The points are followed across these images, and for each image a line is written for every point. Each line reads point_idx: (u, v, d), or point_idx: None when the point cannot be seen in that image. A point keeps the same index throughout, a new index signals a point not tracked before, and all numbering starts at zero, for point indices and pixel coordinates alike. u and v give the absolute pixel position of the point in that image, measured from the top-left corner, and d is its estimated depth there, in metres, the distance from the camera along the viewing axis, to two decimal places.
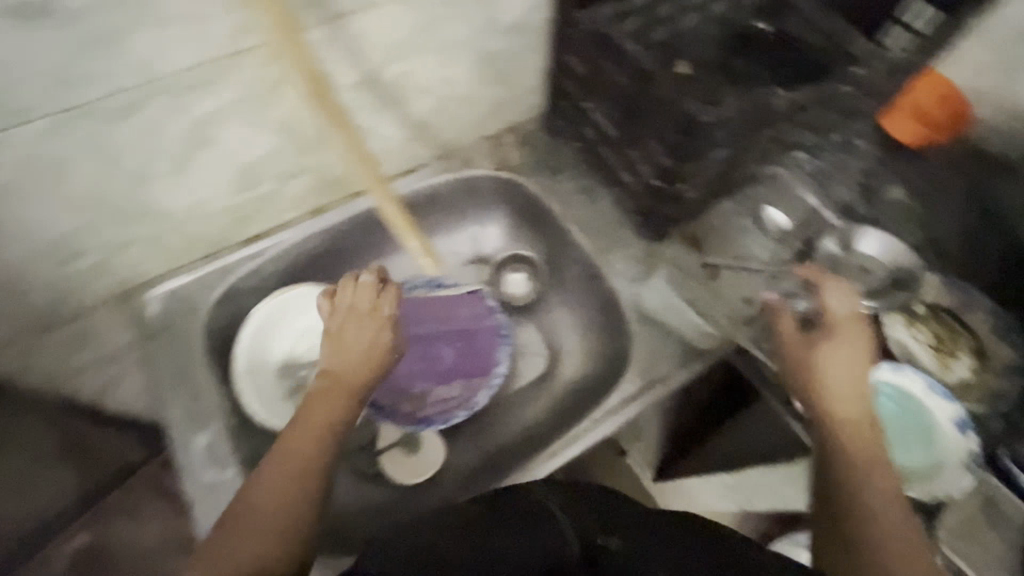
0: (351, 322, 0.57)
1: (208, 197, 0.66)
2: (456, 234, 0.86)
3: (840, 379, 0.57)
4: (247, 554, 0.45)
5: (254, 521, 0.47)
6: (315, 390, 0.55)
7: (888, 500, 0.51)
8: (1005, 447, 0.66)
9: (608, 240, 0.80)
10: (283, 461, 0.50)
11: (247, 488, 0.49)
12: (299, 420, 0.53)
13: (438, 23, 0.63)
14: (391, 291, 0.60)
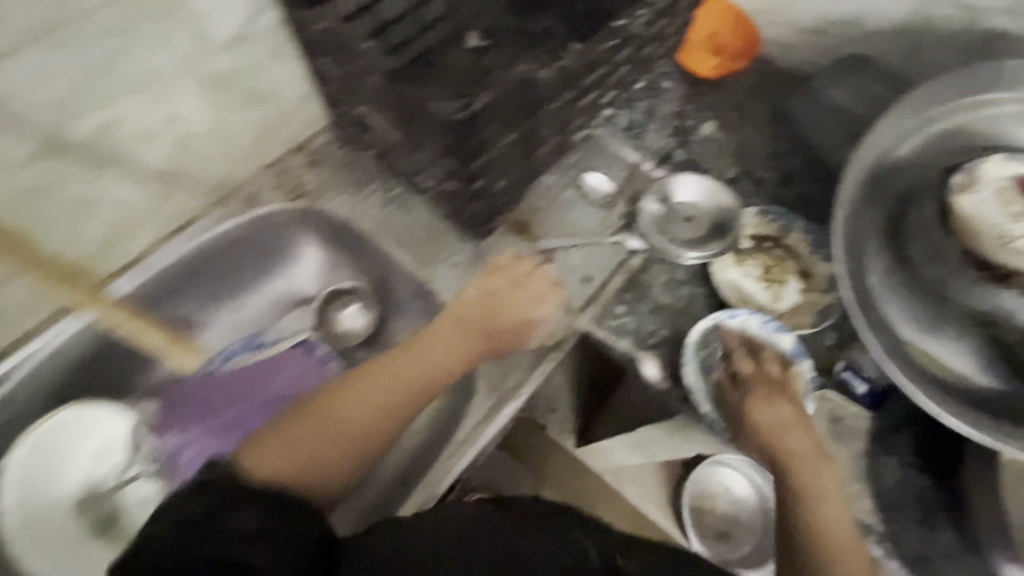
0: (524, 290, 0.67)
1: None
2: (266, 285, 0.75)
3: (782, 415, 0.61)
4: (349, 445, 0.54)
5: (356, 421, 0.55)
6: (474, 313, 0.65)
7: (838, 522, 0.55)
8: (841, 359, 0.67)
9: (428, 252, 0.72)
10: (390, 382, 0.58)
11: (355, 382, 0.57)
12: (422, 348, 0.61)
13: (115, 62, 0.51)
14: (558, 286, 0.68)
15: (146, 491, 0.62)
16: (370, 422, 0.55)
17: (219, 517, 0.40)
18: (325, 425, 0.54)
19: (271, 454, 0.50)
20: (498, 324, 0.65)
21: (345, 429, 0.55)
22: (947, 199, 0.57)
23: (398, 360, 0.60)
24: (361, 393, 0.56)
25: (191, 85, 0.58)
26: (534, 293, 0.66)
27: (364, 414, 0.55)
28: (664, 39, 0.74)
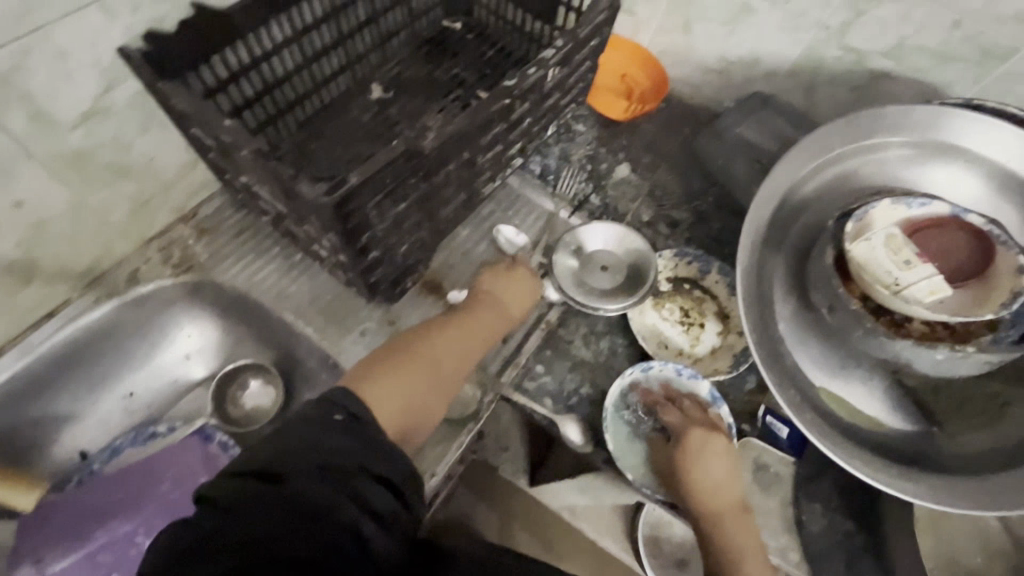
0: (498, 284, 0.67)
1: None
2: (142, 366, 0.69)
3: (718, 475, 0.57)
4: (433, 397, 0.55)
5: (450, 376, 0.58)
6: (505, 302, 0.66)
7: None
8: (763, 403, 0.66)
9: (334, 322, 0.67)
10: (463, 341, 0.61)
11: (446, 337, 0.60)
12: (490, 310, 0.64)
13: None
14: (531, 286, 0.68)
15: None
16: (455, 376, 0.59)
17: (359, 482, 0.37)
18: (426, 372, 0.56)
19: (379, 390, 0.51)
20: (517, 306, 0.66)
21: (441, 383, 0.57)
22: (842, 248, 0.58)
23: (472, 321, 0.63)
24: (454, 346, 0.60)
25: (36, 166, 0.52)
26: (518, 293, 0.67)
27: (455, 371, 0.59)
28: (566, 89, 0.73)
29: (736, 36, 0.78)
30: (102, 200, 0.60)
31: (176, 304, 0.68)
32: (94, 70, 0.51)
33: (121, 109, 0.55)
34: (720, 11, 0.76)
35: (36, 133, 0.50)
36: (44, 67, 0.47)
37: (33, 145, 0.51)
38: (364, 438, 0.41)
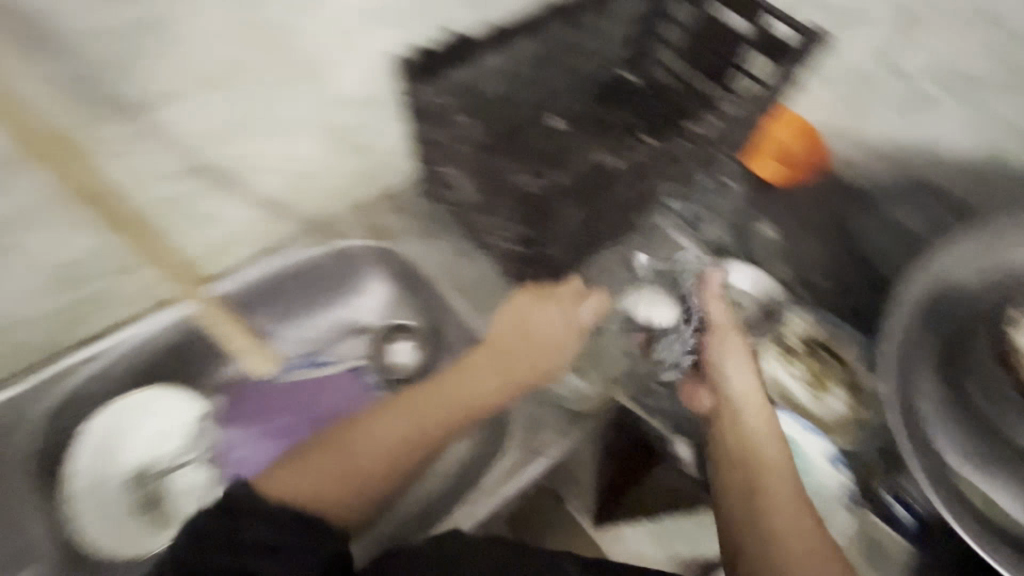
0: (536, 314, 0.69)
1: (16, 305, 0.59)
2: (332, 309, 0.81)
3: (743, 387, 0.66)
4: (351, 484, 0.53)
5: (378, 461, 0.55)
6: (485, 370, 0.65)
7: (784, 490, 0.56)
8: (884, 485, 0.64)
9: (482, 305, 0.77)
10: (407, 426, 0.57)
11: (383, 420, 0.57)
12: (458, 386, 0.62)
13: (261, 100, 0.61)
14: (581, 311, 0.69)
15: (185, 481, 0.68)
16: (389, 459, 0.56)
17: (238, 536, 0.46)
18: (339, 458, 0.54)
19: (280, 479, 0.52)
20: (499, 371, 0.65)
21: (362, 467, 0.54)
22: (1010, 337, 0.60)
23: (429, 394, 0.61)
24: (393, 429, 0.57)
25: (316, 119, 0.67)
26: (554, 325, 0.69)
27: (388, 456, 0.56)
28: (732, 143, 0.79)
29: (918, 117, 0.77)
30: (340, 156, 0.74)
31: (359, 264, 0.81)
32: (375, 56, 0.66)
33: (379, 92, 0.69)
34: (899, 99, 0.78)
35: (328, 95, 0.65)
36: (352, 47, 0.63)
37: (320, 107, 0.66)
38: (239, 511, 0.47)
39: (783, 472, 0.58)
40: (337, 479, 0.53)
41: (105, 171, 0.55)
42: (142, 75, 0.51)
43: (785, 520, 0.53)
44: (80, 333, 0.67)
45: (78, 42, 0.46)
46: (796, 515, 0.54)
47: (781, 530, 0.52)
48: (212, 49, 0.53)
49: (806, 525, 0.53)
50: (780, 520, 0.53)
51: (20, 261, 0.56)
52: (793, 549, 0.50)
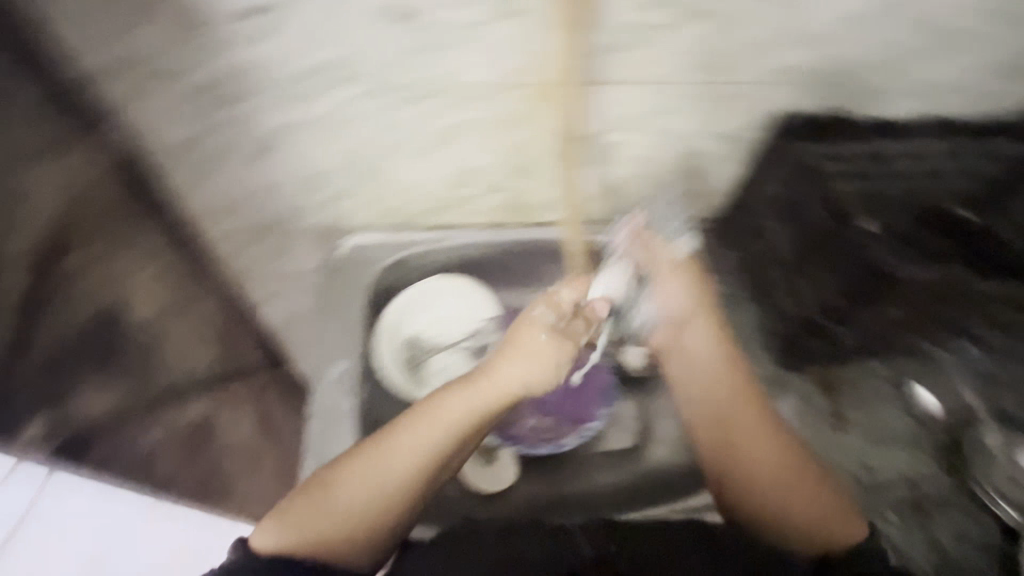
0: (505, 362, 0.63)
1: (421, 181, 0.78)
2: None
3: (677, 312, 0.71)
4: (357, 520, 0.60)
5: (360, 509, 0.61)
6: (457, 404, 0.63)
7: (750, 428, 0.65)
8: None
9: None
10: (378, 471, 0.61)
11: (359, 468, 0.62)
12: (425, 432, 0.62)
13: (671, 108, 0.71)
14: (563, 341, 0.63)
15: (438, 362, 0.84)
16: (370, 506, 0.61)
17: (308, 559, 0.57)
18: (335, 509, 0.60)
19: (290, 529, 0.59)
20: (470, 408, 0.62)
21: (363, 507, 0.61)
22: None
23: (408, 434, 0.62)
24: (371, 474, 0.61)
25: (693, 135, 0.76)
26: (530, 363, 0.63)
27: (369, 503, 0.61)
28: None
29: None
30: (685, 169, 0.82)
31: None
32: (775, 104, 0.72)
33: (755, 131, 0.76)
34: None
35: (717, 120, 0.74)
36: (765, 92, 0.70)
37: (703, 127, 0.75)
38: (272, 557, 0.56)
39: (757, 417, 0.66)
40: (340, 518, 0.60)
41: (543, 119, 0.69)
42: (617, 64, 0.63)
43: (748, 448, 0.64)
44: (435, 220, 0.85)
45: (596, 31, 0.58)
46: (754, 446, 0.64)
47: (733, 449, 0.65)
48: (673, 61, 0.64)
49: (764, 448, 0.64)
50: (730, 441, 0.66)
51: (449, 152, 0.73)
52: (756, 470, 0.64)
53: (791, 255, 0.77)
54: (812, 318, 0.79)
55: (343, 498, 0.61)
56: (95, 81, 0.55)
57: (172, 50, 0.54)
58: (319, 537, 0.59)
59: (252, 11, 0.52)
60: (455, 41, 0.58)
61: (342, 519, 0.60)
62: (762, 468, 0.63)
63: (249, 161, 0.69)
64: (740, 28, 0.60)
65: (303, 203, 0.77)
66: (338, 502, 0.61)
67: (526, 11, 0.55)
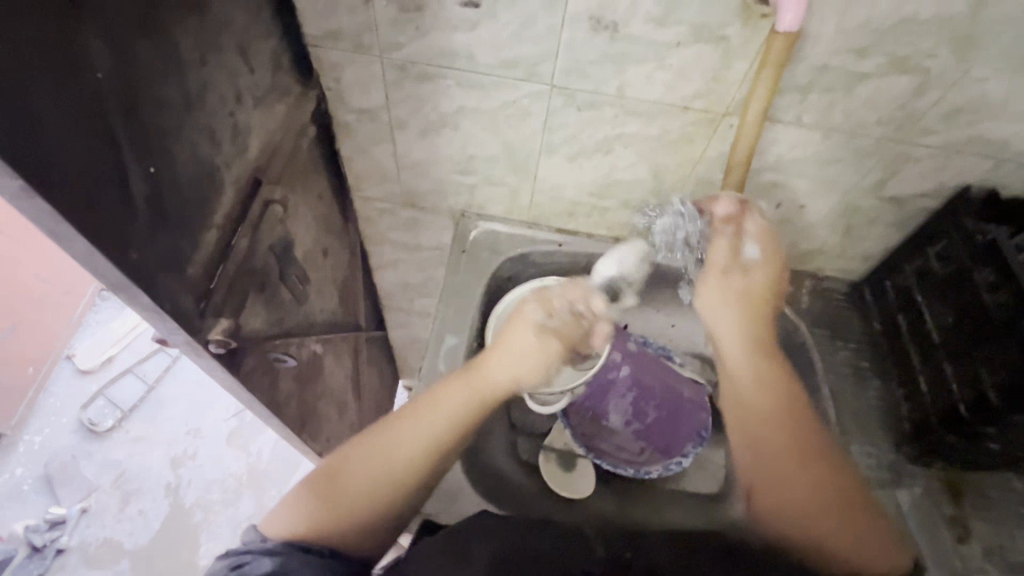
0: (496, 358, 0.59)
1: (562, 184, 0.80)
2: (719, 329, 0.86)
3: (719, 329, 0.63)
4: (360, 508, 0.53)
5: (366, 496, 0.53)
6: (463, 395, 0.57)
7: (773, 414, 0.57)
8: None
9: (858, 429, 0.76)
10: (381, 458, 0.54)
11: (362, 455, 0.55)
12: (424, 422, 0.56)
13: (838, 158, 0.68)
14: (553, 340, 0.59)
15: None
16: (374, 496, 0.53)
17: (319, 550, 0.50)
18: (332, 494, 0.53)
19: (288, 518, 0.52)
20: (467, 400, 0.57)
21: (365, 495, 0.53)
22: None
23: (412, 423, 0.56)
24: (374, 464, 0.54)
25: (853, 190, 0.73)
26: (524, 361, 0.59)
27: (374, 494, 0.53)
28: None
29: None
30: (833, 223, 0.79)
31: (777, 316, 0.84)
32: (955, 174, 0.67)
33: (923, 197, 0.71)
34: None
35: (884, 179, 0.70)
36: (946, 159, 0.65)
37: (866, 184, 0.71)
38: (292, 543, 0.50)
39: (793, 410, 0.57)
40: (340, 506, 0.52)
41: (702, 146, 0.69)
42: (798, 103, 0.62)
43: (779, 437, 0.55)
44: (564, 224, 0.89)
45: (791, 68, 0.58)
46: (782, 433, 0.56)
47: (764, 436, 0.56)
48: (860, 109, 0.62)
49: (796, 442, 0.55)
50: (763, 430, 0.56)
51: (599, 161, 0.75)
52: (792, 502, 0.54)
53: (950, 334, 0.69)
54: (956, 407, 0.66)
55: (344, 481, 0.53)
56: (321, 43, 0.65)
57: (388, 27, 0.61)
58: (317, 523, 0.51)
59: (466, 3, 0.58)
60: (638, 55, 0.60)
61: (341, 506, 0.52)
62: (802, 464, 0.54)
63: (417, 135, 0.76)
64: (948, 89, 0.58)
65: (449, 182, 0.84)
66: (338, 487, 0.53)
67: (724, 38, 0.57)
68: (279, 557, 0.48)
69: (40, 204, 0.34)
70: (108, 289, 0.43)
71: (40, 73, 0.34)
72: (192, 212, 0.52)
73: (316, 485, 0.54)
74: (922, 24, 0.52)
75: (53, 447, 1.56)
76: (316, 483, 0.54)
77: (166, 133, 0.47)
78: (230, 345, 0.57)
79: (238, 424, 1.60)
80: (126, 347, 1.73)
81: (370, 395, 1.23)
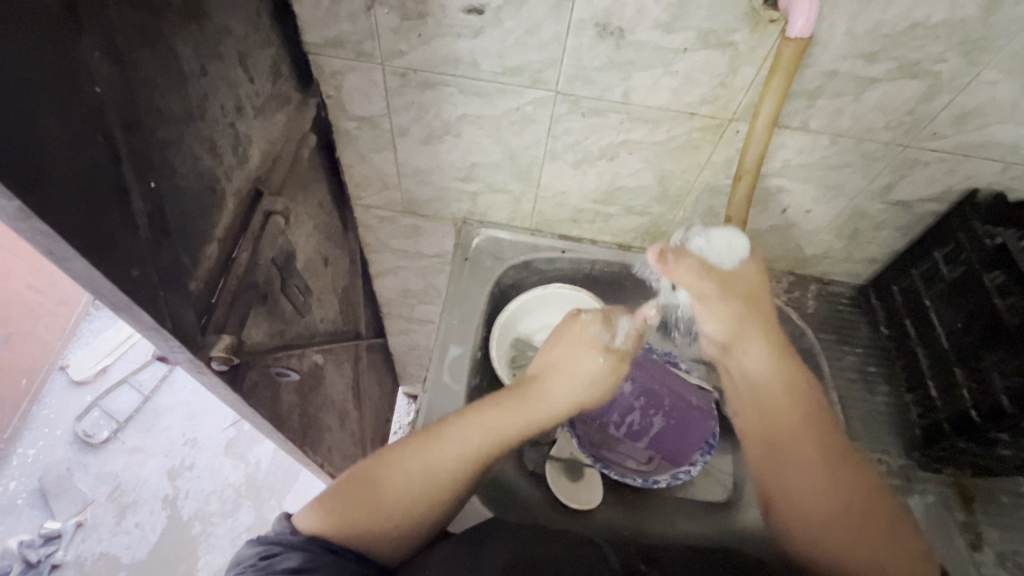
0: (556, 381, 0.59)
1: (566, 191, 0.79)
2: None
3: (724, 335, 0.60)
4: (396, 517, 0.52)
5: (407, 505, 0.52)
6: (512, 415, 0.56)
7: (791, 417, 0.57)
8: None
9: (867, 434, 0.75)
10: (428, 469, 0.53)
11: (407, 463, 0.53)
12: (470, 438, 0.55)
13: (846, 162, 0.68)
14: (617, 368, 0.60)
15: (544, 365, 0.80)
16: (414, 508, 0.52)
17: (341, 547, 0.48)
18: (371, 500, 0.51)
19: (320, 516, 0.49)
20: (519, 419, 0.57)
21: (404, 504, 0.52)
22: None
23: (456, 436, 0.55)
24: (418, 475, 0.53)
25: (861, 194, 0.72)
26: (579, 384, 0.59)
27: (414, 504, 0.52)
28: None
29: None
30: (840, 227, 0.78)
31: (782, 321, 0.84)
32: (962, 178, 0.67)
33: (931, 200, 0.71)
34: None
35: (892, 183, 0.70)
36: (955, 162, 0.65)
37: (872, 188, 0.71)
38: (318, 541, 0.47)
39: (812, 413, 0.57)
40: (380, 514, 0.51)
41: (708, 152, 0.69)
42: (806, 108, 0.61)
43: (789, 436, 0.56)
44: (567, 231, 0.88)
45: (800, 73, 0.57)
46: (797, 432, 0.56)
47: (771, 432, 0.58)
48: (869, 114, 0.61)
49: (810, 444, 0.55)
50: (773, 425, 0.58)
51: (603, 167, 0.74)
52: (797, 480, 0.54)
53: (959, 338, 0.68)
54: (969, 413, 0.66)
55: (384, 487, 0.52)
56: (322, 50, 0.64)
57: (390, 34, 0.60)
58: (353, 526, 0.50)
59: (471, 10, 0.57)
60: (645, 61, 0.59)
61: (380, 513, 0.51)
62: (803, 459, 0.55)
63: (418, 143, 0.75)
64: (959, 92, 0.57)
65: (451, 189, 0.83)
66: (377, 493, 0.52)
67: (732, 44, 0.56)
68: (307, 554, 0.45)
69: (38, 224, 0.33)
70: (108, 308, 0.42)
71: (42, 91, 0.33)
72: (193, 226, 0.51)
73: (351, 486, 0.52)
74: (933, 28, 0.52)
75: (47, 459, 1.54)
76: (353, 485, 0.52)
77: (167, 145, 0.46)
78: (234, 361, 0.54)
79: (236, 434, 1.59)
80: (120, 356, 1.71)
81: (371, 403, 1.22)
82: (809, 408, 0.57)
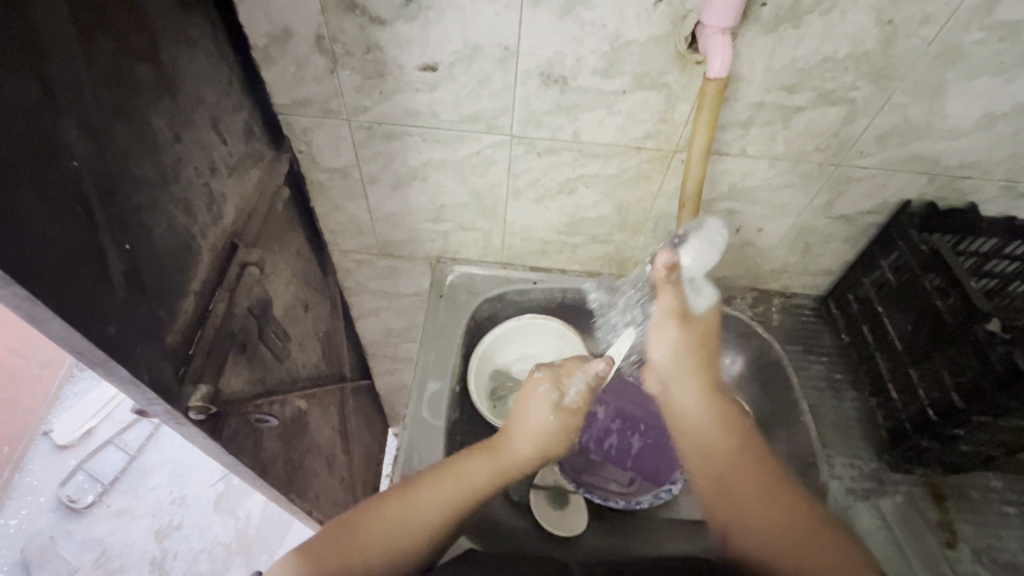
0: (520, 433, 0.62)
1: (532, 225, 0.83)
2: None
3: (668, 364, 0.64)
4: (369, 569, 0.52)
5: (381, 554, 0.53)
6: (483, 465, 0.59)
7: (725, 448, 0.59)
8: None
9: (839, 441, 0.77)
10: (404, 519, 0.55)
11: (382, 514, 0.55)
12: (444, 486, 0.57)
13: (786, 183, 0.73)
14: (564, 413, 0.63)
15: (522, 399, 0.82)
16: (388, 556, 0.53)
17: None
18: (347, 547, 0.52)
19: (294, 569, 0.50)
20: (490, 468, 0.59)
21: (378, 554, 0.53)
22: None
23: (433, 486, 0.57)
24: (392, 524, 0.54)
25: (806, 211, 0.77)
26: (540, 437, 0.62)
27: (389, 547, 0.53)
28: None
29: None
30: (792, 242, 0.82)
31: (749, 336, 0.87)
32: (893, 190, 0.72)
33: (871, 212, 0.76)
34: None
35: (833, 199, 0.75)
36: (885, 177, 0.70)
37: (814, 205, 0.76)
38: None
39: (753, 448, 0.59)
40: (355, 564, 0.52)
41: (659, 180, 0.73)
42: (741, 137, 0.67)
43: (726, 466, 0.58)
44: (537, 262, 0.92)
45: (729, 106, 0.63)
46: (738, 465, 0.58)
47: (716, 465, 0.59)
48: (799, 138, 0.66)
49: (753, 473, 0.57)
50: (718, 464, 0.59)
51: (564, 201, 0.79)
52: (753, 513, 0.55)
53: (911, 341, 0.72)
54: (927, 413, 0.69)
55: (360, 539, 0.53)
56: (291, 110, 0.68)
57: (354, 93, 0.65)
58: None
59: (425, 67, 0.62)
60: (588, 104, 0.64)
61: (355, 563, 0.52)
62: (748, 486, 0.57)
63: (387, 189, 0.79)
64: (874, 116, 0.63)
65: (424, 230, 0.86)
66: (353, 544, 0.53)
67: (665, 84, 0.61)
68: None
69: (19, 290, 0.36)
70: (87, 366, 0.44)
71: (22, 168, 0.36)
72: (168, 282, 0.53)
73: (331, 536, 0.54)
74: (841, 62, 0.57)
75: (30, 528, 1.49)
76: (334, 539, 0.53)
77: (143, 209, 0.49)
78: (210, 411, 0.56)
79: (225, 488, 1.57)
80: (105, 417, 1.69)
81: (360, 446, 1.22)
82: (740, 439, 0.60)
